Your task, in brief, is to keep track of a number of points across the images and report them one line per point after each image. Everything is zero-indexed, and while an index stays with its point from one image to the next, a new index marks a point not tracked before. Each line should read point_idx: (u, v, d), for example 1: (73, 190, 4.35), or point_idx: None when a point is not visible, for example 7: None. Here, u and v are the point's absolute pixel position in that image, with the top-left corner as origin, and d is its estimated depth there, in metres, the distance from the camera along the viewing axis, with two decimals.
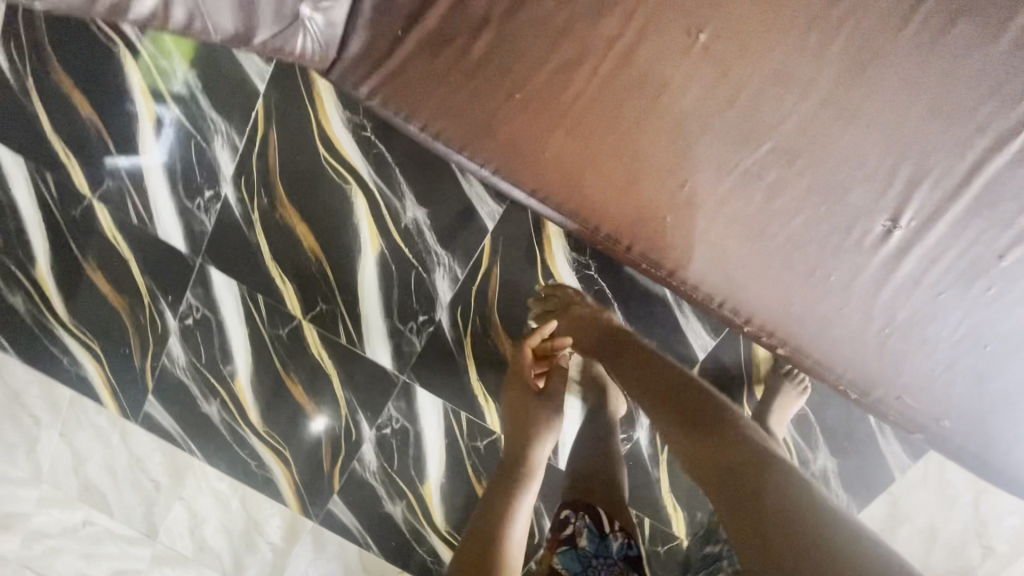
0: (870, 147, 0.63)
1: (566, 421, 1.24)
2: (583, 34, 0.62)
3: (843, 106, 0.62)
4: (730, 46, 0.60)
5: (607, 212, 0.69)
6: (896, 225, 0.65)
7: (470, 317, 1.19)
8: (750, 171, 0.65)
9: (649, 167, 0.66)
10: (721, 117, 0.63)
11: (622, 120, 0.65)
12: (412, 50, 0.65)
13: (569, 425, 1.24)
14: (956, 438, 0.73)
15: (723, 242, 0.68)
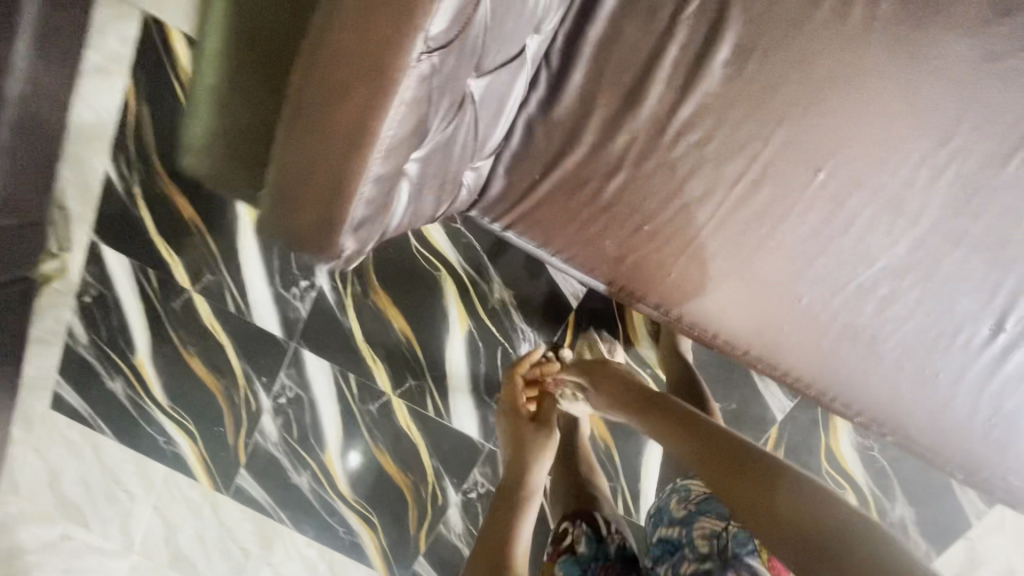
0: (976, 266, 0.69)
1: (649, 469, 1.26)
2: (709, 174, 0.68)
3: (951, 230, 0.68)
4: (844, 182, 0.67)
5: (724, 323, 0.74)
6: (1001, 328, 0.71)
7: None
8: (864, 286, 0.71)
9: (769, 285, 0.72)
10: (838, 242, 0.69)
11: (741, 245, 0.70)
12: (549, 191, 0.71)
13: (651, 473, 1.26)
14: None
15: (837, 348, 0.74)
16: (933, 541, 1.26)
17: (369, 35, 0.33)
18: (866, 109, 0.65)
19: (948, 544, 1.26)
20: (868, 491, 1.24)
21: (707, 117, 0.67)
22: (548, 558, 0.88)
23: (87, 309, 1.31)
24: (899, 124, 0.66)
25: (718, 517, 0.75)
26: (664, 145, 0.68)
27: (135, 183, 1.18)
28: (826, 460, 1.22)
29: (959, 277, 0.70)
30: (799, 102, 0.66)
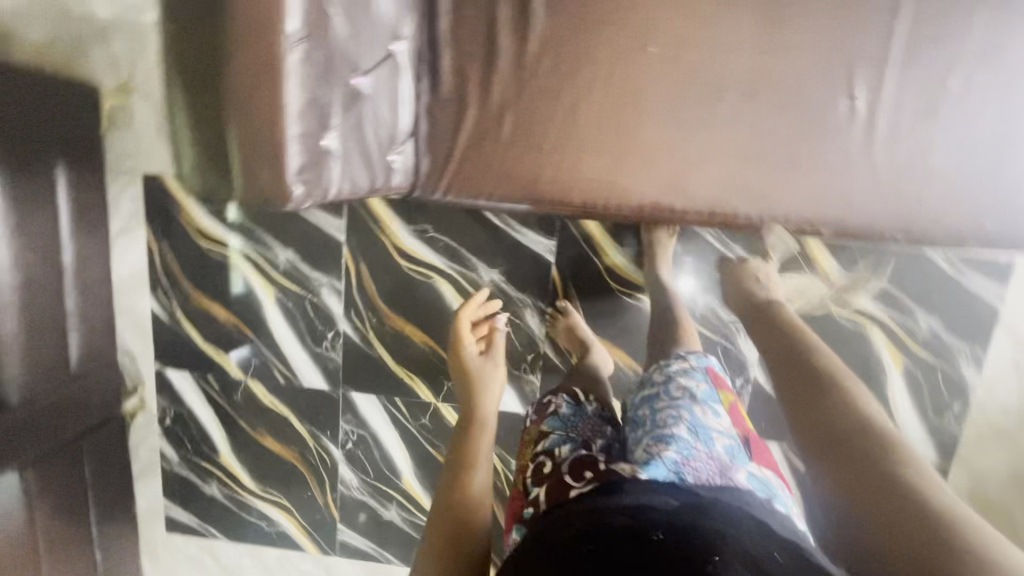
0: (807, 61, 0.84)
1: None
2: (572, 85, 0.87)
3: (771, 44, 0.84)
4: (672, 47, 0.85)
5: (639, 193, 0.90)
6: (856, 99, 0.84)
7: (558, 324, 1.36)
8: (730, 116, 0.87)
9: (657, 149, 0.88)
10: (692, 93, 0.86)
11: (621, 129, 0.88)
12: (463, 150, 0.90)
13: None
14: (1000, 231, 0.86)
15: (736, 173, 0.88)
16: (972, 339, 1.29)
17: (263, 50, 0.53)
18: None
19: (991, 335, 1.28)
20: (887, 317, 1.29)
21: (550, 46, 0.86)
22: (528, 424, 1.01)
23: (172, 430, 1.53)
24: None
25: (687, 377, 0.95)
26: (530, 80, 0.87)
27: (177, 307, 1.44)
28: (832, 305, 1.30)
29: (799, 79, 0.85)
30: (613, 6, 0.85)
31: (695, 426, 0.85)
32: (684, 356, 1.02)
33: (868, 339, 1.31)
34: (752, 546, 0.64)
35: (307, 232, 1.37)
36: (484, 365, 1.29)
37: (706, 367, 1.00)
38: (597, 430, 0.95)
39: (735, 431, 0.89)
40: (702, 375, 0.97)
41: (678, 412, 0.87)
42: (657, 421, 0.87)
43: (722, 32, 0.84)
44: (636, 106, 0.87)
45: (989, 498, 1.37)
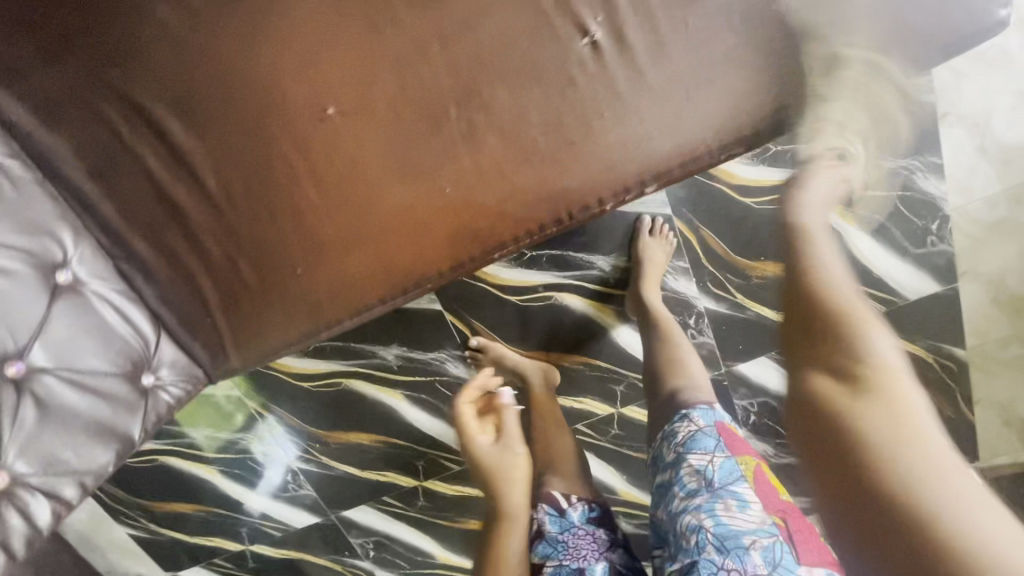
0: (508, 19, 0.62)
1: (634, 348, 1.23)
2: (278, 196, 0.70)
3: (454, 24, 0.62)
4: (349, 93, 0.65)
5: (427, 258, 0.74)
6: (591, 34, 0.63)
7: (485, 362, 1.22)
8: (465, 129, 0.67)
9: (413, 209, 0.71)
10: (406, 129, 0.67)
11: (361, 208, 0.71)
12: (225, 317, 0.77)
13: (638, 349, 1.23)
14: (849, 83, 0.65)
15: (514, 184, 0.70)
16: (916, 149, 1.06)
17: None
18: (291, 37, 0.63)
19: (937, 131, 1.05)
20: None
21: (225, 171, 0.69)
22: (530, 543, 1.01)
23: None
24: (332, 11, 0.63)
25: (702, 453, 0.90)
26: (236, 214, 0.71)
27: (146, 522, 1.41)
28: (745, 195, 1.10)
29: (517, 44, 0.63)
30: (259, 84, 0.65)
31: (720, 536, 0.81)
32: (670, 424, 0.97)
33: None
34: None
35: (202, 402, 1.28)
36: (504, 454, 1.08)
37: (714, 425, 0.94)
38: (597, 542, 0.96)
39: (768, 517, 0.84)
40: (715, 442, 0.92)
41: (699, 521, 0.84)
42: (681, 538, 0.85)
43: (397, 42, 0.63)
44: (359, 181, 0.69)
45: (1015, 293, 1.18)
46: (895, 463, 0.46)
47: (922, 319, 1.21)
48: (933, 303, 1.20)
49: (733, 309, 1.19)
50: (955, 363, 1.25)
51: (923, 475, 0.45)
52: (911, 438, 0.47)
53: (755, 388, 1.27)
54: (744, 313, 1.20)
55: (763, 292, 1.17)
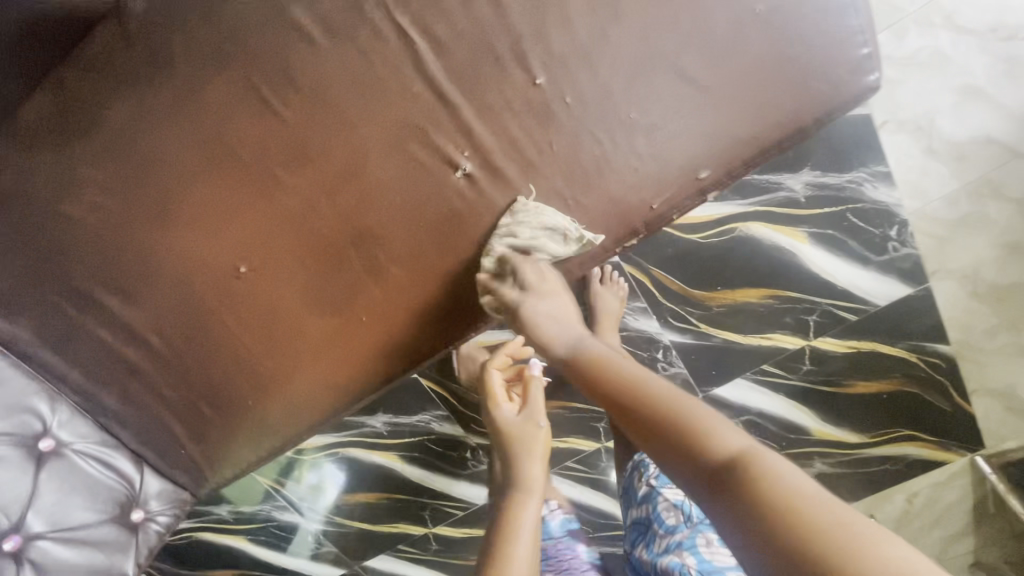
0: (383, 166, 0.65)
1: None
2: (215, 345, 0.76)
3: (334, 179, 0.66)
4: (254, 252, 0.70)
5: (359, 378, 0.78)
6: (464, 164, 0.65)
7: (468, 418, 1.28)
8: (367, 265, 0.71)
9: (336, 339, 0.76)
10: (313, 274, 0.72)
11: (290, 344, 0.76)
12: (194, 450, 0.84)
13: None
14: (727, 166, 0.65)
15: (423, 303, 0.74)
16: (862, 162, 1.03)
17: None
18: (190, 215, 0.68)
19: (880, 140, 1.02)
20: (753, 204, 1.06)
21: (164, 333, 0.75)
22: None
23: None
24: (221, 186, 0.66)
25: (680, 486, 0.80)
26: (186, 365, 0.77)
27: None
28: (690, 233, 1.08)
29: (398, 185, 0.66)
30: (174, 258, 0.70)
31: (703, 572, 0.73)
32: (638, 457, 0.86)
33: (753, 239, 1.09)
34: None
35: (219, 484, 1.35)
36: (525, 426, 0.87)
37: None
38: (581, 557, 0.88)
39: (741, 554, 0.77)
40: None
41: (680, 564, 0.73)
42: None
43: (288, 200, 0.67)
44: (283, 323, 0.75)
45: (993, 282, 1.13)
46: (776, 480, 0.38)
47: (901, 321, 1.17)
48: (908, 305, 1.15)
49: (700, 338, 1.19)
50: (944, 360, 1.20)
51: (799, 482, 0.38)
52: (768, 467, 0.39)
53: (736, 406, 1.27)
54: (711, 340, 1.19)
55: (727, 319, 1.17)
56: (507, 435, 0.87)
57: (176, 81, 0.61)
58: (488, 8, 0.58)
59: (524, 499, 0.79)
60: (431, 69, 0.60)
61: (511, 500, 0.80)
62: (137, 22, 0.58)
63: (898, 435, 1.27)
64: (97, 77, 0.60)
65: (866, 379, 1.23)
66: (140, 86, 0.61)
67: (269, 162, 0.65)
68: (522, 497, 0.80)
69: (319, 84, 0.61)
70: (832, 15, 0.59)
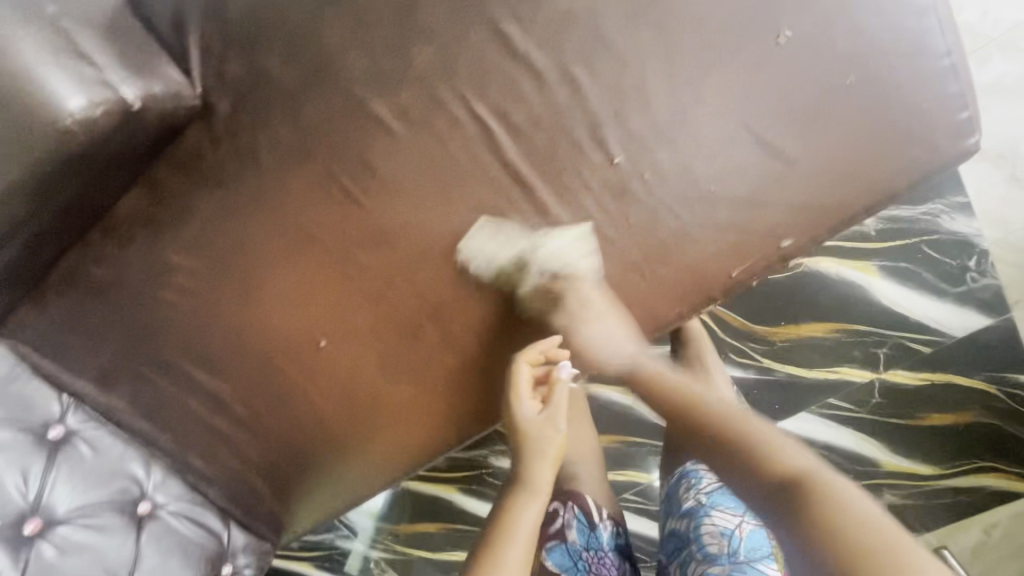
0: (460, 246, 0.66)
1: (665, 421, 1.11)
2: (296, 412, 0.79)
3: (410, 258, 0.67)
4: (333, 328, 0.72)
5: (434, 437, 0.80)
6: (539, 240, 0.65)
7: None
8: (442, 336, 0.72)
9: (412, 403, 0.77)
10: (390, 345, 0.73)
11: (366, 409, 0.78)
12: (275, 505, 0.87)
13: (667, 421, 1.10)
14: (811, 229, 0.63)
15: (497, 370, 0.74)
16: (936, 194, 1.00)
17: None
18: (273, 296, 0.70)
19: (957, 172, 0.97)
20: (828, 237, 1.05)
21: (249, 403, 0.78)
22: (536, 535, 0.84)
23: None
24: (302, 268, 0.68)
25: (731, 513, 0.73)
26: (269, 431, 0.80)
27: None
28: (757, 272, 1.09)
29: (473, 262, 0.66)
30: (258, 336, 0.72)
31: None
32: (684, 466, 0.81)
33: (819, 272, 1.07)
34: None
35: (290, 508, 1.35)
36: (542, 429, 0.69)
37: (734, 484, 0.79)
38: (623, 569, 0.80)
39: None
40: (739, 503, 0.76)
41: None
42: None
43: (366, 281, 0.68)
44: (361, 391, 0.76)
45: None
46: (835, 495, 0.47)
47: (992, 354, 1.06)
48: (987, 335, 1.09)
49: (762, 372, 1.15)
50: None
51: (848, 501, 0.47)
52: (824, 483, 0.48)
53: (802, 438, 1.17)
54: (775, 375, 1.15)
55: (790, 351, 1.13)
56: (520, 437, 0.70)
57: (260, 175, 0.62)
58: (566, 91, 0.57)
59: (523, 498, 0.66)
60: (508, 152, 0.60)
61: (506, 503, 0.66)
62: (224, 123, 0.60)
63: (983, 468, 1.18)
64: (188, 176, 0.63)
65: (941, 412, 1.15)
66: (227, 180, 0.63)
67: (347, 245, 0.66)
68: (522, 497, 0.67)
69: (397, 173, 0.62)
70: (928, 84, 0.56)
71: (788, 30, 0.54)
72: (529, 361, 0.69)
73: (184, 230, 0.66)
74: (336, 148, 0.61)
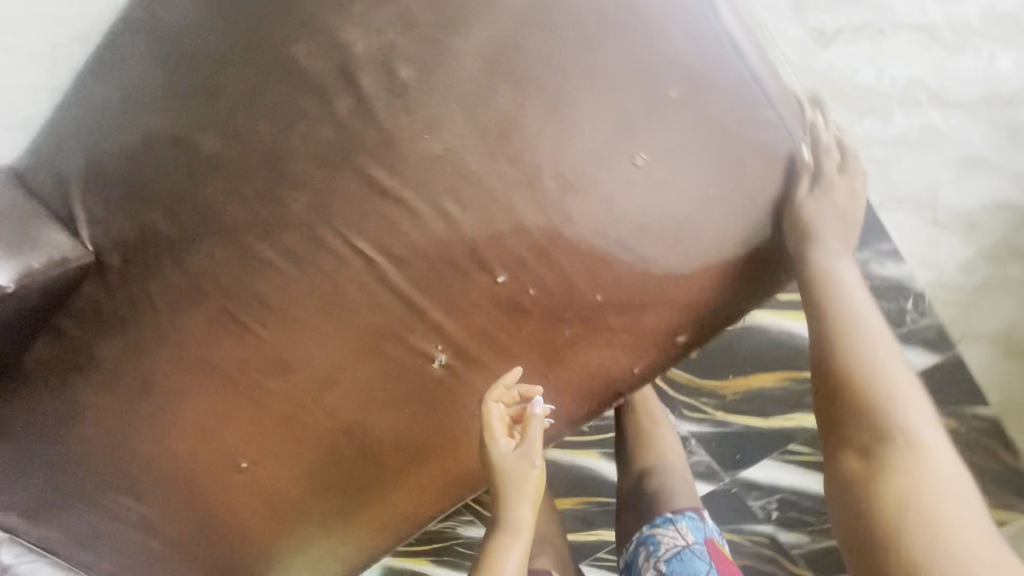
0: (360, 365, 0.66)
1: None
2: (226, 528, 0.79)
3: (315, 379, 0.68)
4: (251, 447, 0.73)
5: (366, 541, 0.80)
6: (438, 355, 0.66)
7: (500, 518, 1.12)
8: (358, 448, 0.72)
9: (337, 513, 0.77)
10: (309, 460, 0.73)
11: (296, 519, 0.78)
12: None
13: None
14: (702, 324, 0.65)
15: (419, 476, 0.74)
16: (864, 244, 0.99)
17: None
18: (188, 422, 0.71)
19: (880, 221, 0.97)
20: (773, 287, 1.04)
21: (178, 523, 0.78)
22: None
23: None
24: (211, 396, 0.69)
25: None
26: (199, 548, 0.80)
27: None
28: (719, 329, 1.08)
29: (376, 380, 0.67)
30: (178, 459, 0.74)
31: None
32: (645, 532, 0.84)
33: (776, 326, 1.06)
34: None
35: None
36: (519, 466, 0.65)
37: (704, 542, 0.81)
38: None
39: None
40: (707, 567, 0.78)
41: None
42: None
43: (276, 403, 0.69)
44: (288, 504, 0.77)
45: None
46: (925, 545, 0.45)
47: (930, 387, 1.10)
48: (941, 378, 1.09)
49: (718, 424, 1.16)
50: (986, 423, 1.13)
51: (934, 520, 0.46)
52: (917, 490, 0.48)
53: (767, 487, 1.23)
54: (731, 426, 1.16)
55: (743, 404, 1.14)
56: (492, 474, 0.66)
57: (155, 317, 0.64)
58: (441, 223, 0.58)
59: (506, 544, 0.63)
60: (400, 282, 0.61)
61: (488, 546, 0.64)
62: (117, 273, 0.62)
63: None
64: (90, 322, 0.64)
65: None
66: (127, 324, 0.64)
67: (252, 372, 0.67)
68: (505, 540, 0.64)
69: (289, 305, 0.63)
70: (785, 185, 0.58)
71: (642, 153, 0.56)
72: (499, 399, 0.65)
73: (95, 371, 0.67)
74: (225, 290, 0.62)
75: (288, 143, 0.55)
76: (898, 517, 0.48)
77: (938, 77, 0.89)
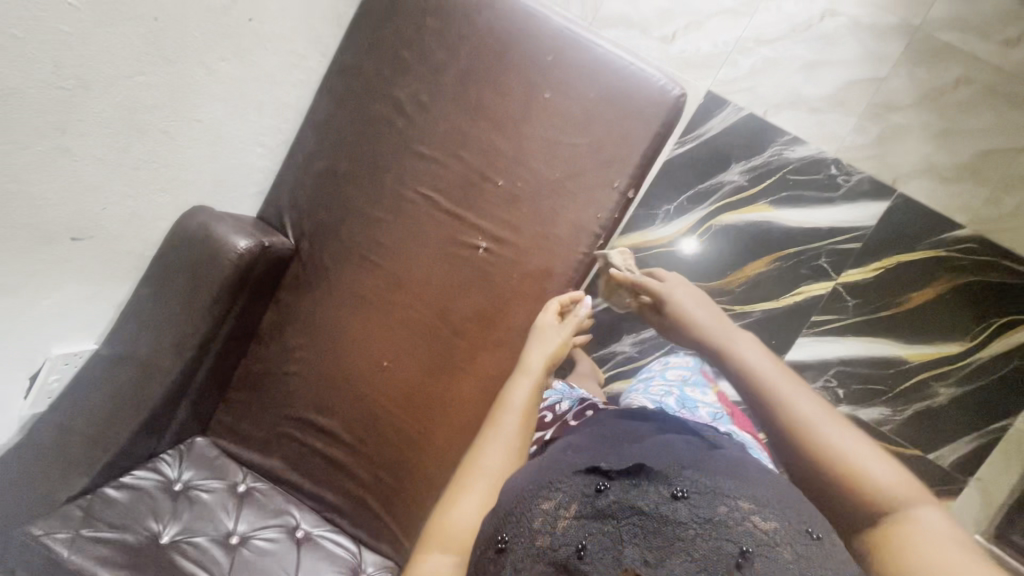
0: (439, 266, 1.11)
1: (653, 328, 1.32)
2: (382, 425, 1.15)
3: (416, 285, 1.12)
4: (388, 349, 1.14)
5: (475, 412, 1.12)
6: (481, 243, 1.10)
7: None
8: (452, 328, 1.12)
9: (451, 388, 1.12)
10: (424, 349, 1.13)
11: (425, 403, 1.13)
12: (384, 518, 1.15)
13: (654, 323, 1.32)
14: (628, 172, 1.06)
15: (495, 339, 1.11)
16: (771, 142, 1.37)
17: None
18: (349, 341, 1.15)
19: (773, 123, 1.37)
20: (724, 195, 1.39)
21: (351, 429, 1.16)
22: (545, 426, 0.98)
23: None
24: (361, 317, 1.15)
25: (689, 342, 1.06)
26: (368, 449, 1.15)
27: None
28: (702, 240, 1.41)
29: (450, 273, 1.11)
30: (347, 374, 1.16)
31: (683, 397, 0.99)
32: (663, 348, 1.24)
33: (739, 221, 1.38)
34: (650, 499, 0.63)
35: None
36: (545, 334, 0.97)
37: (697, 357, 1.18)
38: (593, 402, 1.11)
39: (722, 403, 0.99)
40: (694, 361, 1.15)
41: (668, 388, 1.02)
42: (650, 389, 1.03)
43: (398, 310, 1.13)
44: (417, 389, 1.13)
45: (954, 165, 1.31)
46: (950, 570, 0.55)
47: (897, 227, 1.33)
48: (899, 215, 1.33)
49: (743, 317, 1.40)
50: (971, 241, 1.31)
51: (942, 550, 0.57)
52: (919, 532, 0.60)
53: (818, 365, 1.39)
54: (754, 316, 1.40)
55: (754, 293, 1.39)
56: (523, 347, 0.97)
57: (328, 273, 1.15)
58: (461, 165, 1.09)
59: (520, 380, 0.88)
60: (449, 205, 1.10)
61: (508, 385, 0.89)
62: (307, 254, 1.15)
63: (995, 326, 1.32)
64: (296, 289, 1.16)
65: (917, 289, 1.34)
66: (314, 283, 1.16)
67: (381, 293, 1.14)
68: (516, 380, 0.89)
69: (395, 241, 1.12)
70: (631, 79, 1.05)
71: (547, 91, 1.07)
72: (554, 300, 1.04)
73: (298, 321, 1.17)
74: (361, 242, 1.13)
75: (381, 152, 1.11)
76: (898, 520, 0.62)
77: (753, 29, 1.36)
